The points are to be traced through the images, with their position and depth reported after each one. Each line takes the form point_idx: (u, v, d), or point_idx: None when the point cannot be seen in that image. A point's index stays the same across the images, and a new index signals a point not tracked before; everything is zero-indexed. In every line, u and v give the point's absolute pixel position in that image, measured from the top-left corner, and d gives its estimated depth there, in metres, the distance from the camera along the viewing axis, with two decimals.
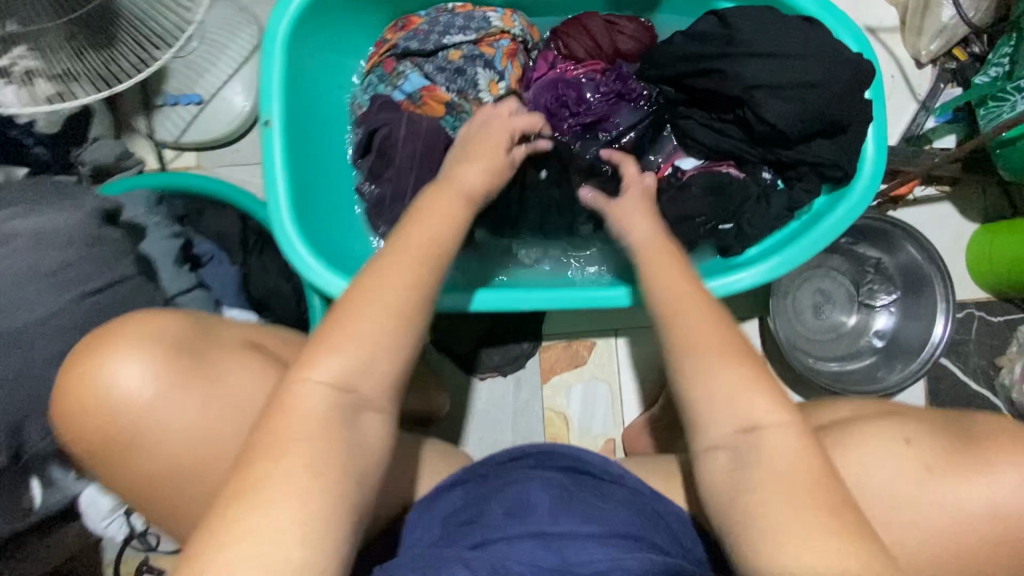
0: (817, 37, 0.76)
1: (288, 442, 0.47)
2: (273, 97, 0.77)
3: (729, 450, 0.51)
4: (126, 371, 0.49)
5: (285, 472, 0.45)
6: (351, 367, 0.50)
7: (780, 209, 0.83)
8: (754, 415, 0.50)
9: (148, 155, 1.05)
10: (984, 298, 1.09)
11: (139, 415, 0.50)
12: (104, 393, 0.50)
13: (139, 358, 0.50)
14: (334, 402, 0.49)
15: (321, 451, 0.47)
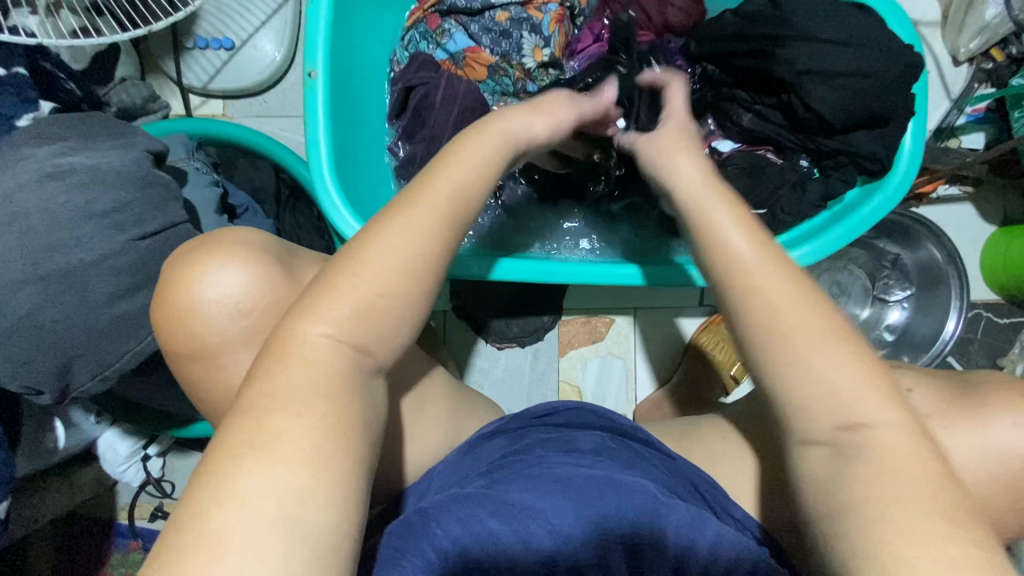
0: (871, 26, 0.76)
1: (305, 399, 0.39)
2: (317, 46, 0.75)
3: (831, 447, 0.40)
4: (220, 279, 0.48)
5: (296, 432, 0.37)
6: (356, 320, 0.41)
7: (814, 198, 0.84)
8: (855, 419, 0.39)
9: (173, 98, 1.03)
10: (993, 300, 1.12)
11: (217, 327, 0.48)
12: (199, 300, 0.48)
13: (229, 266, 0.49)
14: (347, 362, 0.41)
15: (331, 419, 0.39)
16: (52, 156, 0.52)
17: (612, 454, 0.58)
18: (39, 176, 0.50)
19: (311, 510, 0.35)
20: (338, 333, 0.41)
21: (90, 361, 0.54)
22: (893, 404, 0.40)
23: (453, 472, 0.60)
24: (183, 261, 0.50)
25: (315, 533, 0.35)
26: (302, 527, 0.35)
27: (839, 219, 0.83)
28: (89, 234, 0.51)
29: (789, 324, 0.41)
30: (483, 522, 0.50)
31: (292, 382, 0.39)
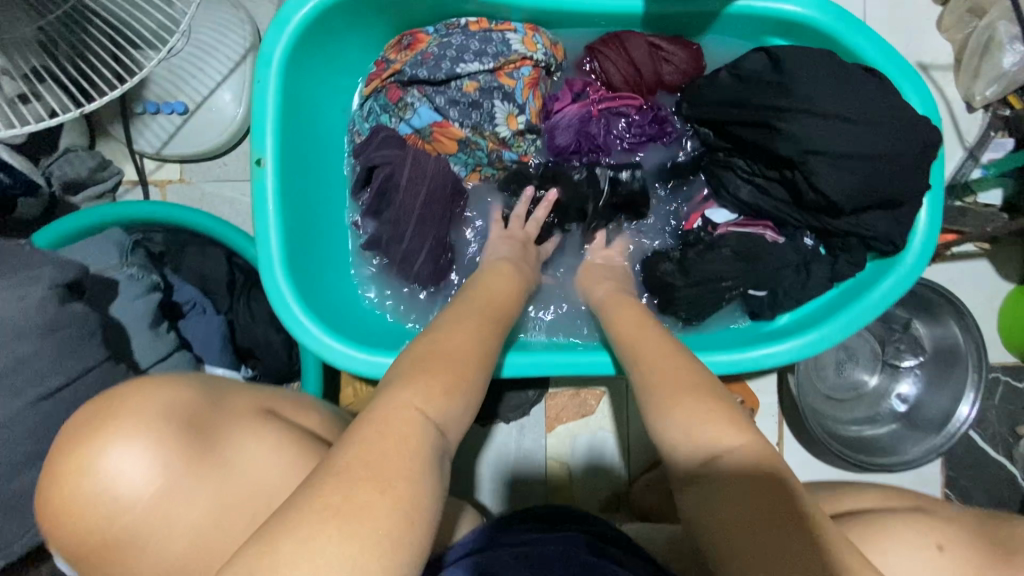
0: (881, 97, 0.68)
1: (376, 469, 0.35)
2: (266, 131, 0.68)
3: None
4: (122, 458, 0.43)
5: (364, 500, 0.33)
6: (434, 397, 0.41)
7: (821, 279, 0.76)
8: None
9: (126, 165, 0.96)
10: (1012, 362, 1.04)
11: (123, 511, 0.43)
12: (103, 480, 0.43)
13: (133, 442, 0.44)
14: (427, 438, 0.39)
15: (406, 490, 0.35)
16: None
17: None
18: None
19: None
20: (425, 409, 0.40)
21: None
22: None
23: None
24: (75, 431, 0.44)
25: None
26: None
27: (849, 299, 0.76)
28: None
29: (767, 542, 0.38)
30: None
31: (375, 453, 0.36)
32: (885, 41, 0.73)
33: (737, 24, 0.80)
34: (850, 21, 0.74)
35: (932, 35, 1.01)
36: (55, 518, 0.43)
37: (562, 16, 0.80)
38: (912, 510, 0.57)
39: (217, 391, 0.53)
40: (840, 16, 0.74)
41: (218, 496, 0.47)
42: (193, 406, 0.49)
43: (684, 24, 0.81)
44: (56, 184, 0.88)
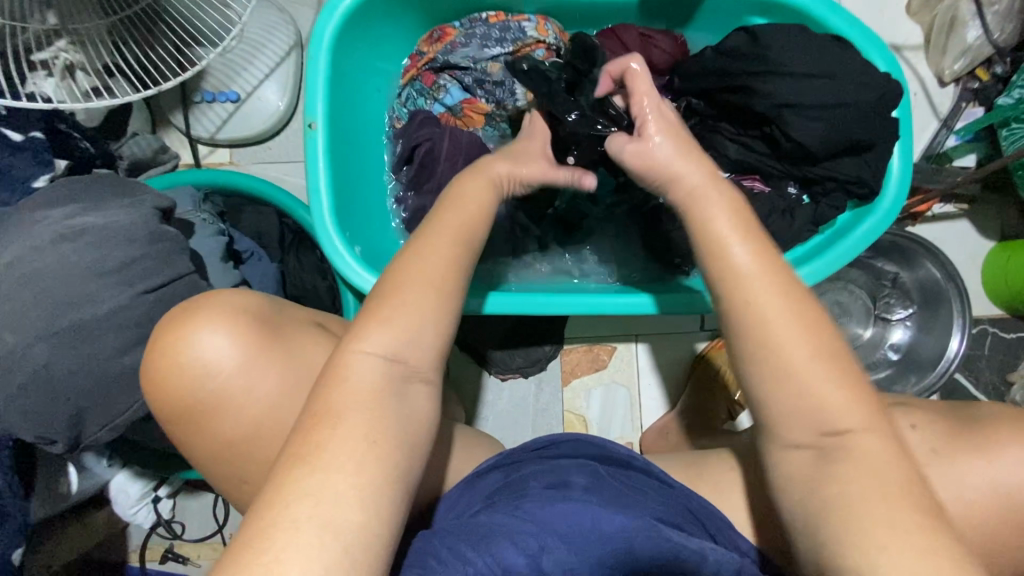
0: (847, 58, 0.78)
1: (343, 410, 0.45)
2: (317, 100, 0.79)
3: (815, 451, 0.45)
4: (210, 334, 0.50)
5: (345, 430, 0.44)
6: (395, 338, 0.48)
7: (804, 223, 0.85)
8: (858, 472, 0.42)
9: (182, 150, 1.08)
10: (999, 315, 1.11)
11: (210, 385, 0.50)
12: (192, 358, 0.50)
13: (220, 322, 0.50)
14: (387, 373, 0.47)
15: (374, 416, 0.45)
16: (65, 218, 0.55)
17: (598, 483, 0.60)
18: (53, 239, 0.53)
19: (344, 513, 0.40)
20: (380, 351, 0.48)
21: (100, 411, 0.56)
22: (882, 451, 0.43)
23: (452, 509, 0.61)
24: (169, 319, 0.52)
25: (352, 530, 0.40)
26: (340, 526, 0.40)
27: (832, 240, 0.85)
28: (98, 290, 0.54)
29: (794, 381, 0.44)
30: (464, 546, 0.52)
31: (344, 402, 0.45)
32: (852, 14, 0.84)
33: (721, 8, 0.92)
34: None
35: (903, 20, 1.12)
36: (156, 390, 0.51)
37: (568, 7, 0.92)
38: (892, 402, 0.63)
39: (281, 303, 0.58)
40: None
41: (286, 382, 0.52)
42: (263, 310, 0.54)
43: (675, 9, 0.92)
44: (125, 165, 0.97)
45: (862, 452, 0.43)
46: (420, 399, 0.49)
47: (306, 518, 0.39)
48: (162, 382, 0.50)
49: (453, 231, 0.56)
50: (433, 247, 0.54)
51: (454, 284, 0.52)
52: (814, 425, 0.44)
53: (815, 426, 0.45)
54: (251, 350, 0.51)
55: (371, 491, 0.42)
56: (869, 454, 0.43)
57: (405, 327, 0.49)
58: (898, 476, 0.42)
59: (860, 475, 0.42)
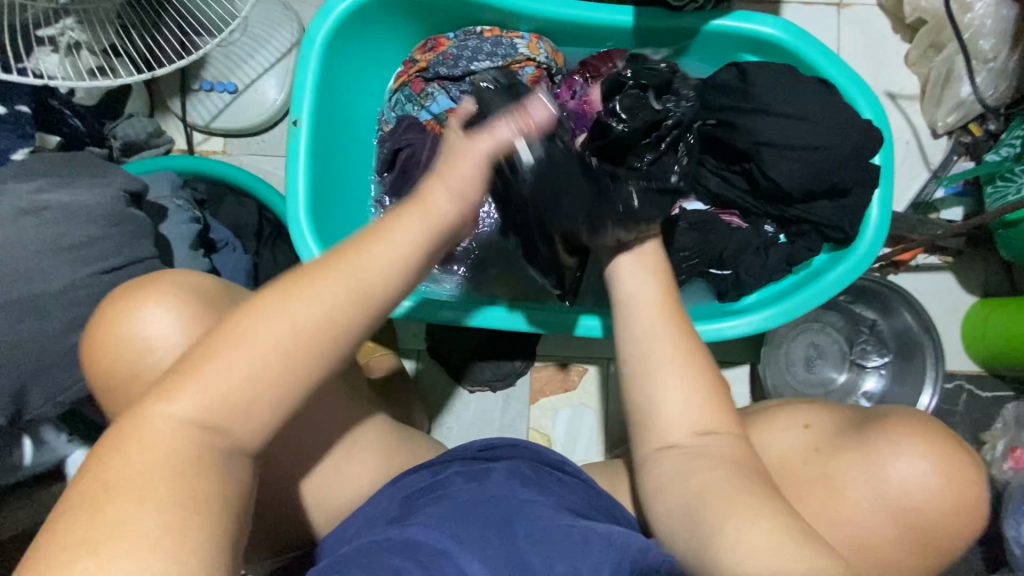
0: (830, 102, 0.79)
1: (182, 437, 0.39)
2: (304, 98, 0.80)
3: (685, 450, 0.52)
4: (147, 317, 0.50)
5: (167, 444, 0.39)
6: (212, 404, 0.40)
7: (778, 262, 0.85)
8: (709, 421, 0.53)
9: (178, 135, 1.10)
10: (976, 372, 1.10)
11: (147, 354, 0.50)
12: (134, 329, 0.50)
13: (160, 304, 0.51)
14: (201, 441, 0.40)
15: (211, 449, 0.40)
16: (31, 192, 0.56)
17: (525, 481, 0.60)
18: (16, 212, 0.54)
19: (187, 539, 0.37)
20: (187, 416, 0.40)
21: (44, 387, 0.56)
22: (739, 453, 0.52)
23: (376, 508, 0.60)
24: (108, 303, 0.53)
25: (190, 550, 0.37)
26: (170, 551, 0.36)
27: (805, 283, 0.84)
28: (56, 266, 0.54)
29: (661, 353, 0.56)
30: (382, 562, 0.49)
31: (170, 428, 0.39)
32: (841, 58, 0.85)
33: (716, 44, 0.93)
34: (809, 43, 0.87)
35: (900, 69, 1.13)
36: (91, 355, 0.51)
37: (563, 30, 0.93)
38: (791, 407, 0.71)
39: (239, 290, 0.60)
40: (800, 34, 0.87)
41: None
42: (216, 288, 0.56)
43: (668, 40, 0.94)
44: (117, 143, 1.00)
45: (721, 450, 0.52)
46: (246, 469, 0.43)
47: (141, 535, 0.36)
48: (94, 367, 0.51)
49: (351, 278, 0.44)
50: (301, 296, 0.43)
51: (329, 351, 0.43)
52: (691, 423, 0.53)
53: (688, 425, 0.53)
54: (186, 334, 0.50)
55: (193, 525, 0.38)
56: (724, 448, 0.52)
57: (242, 380, 0.41)
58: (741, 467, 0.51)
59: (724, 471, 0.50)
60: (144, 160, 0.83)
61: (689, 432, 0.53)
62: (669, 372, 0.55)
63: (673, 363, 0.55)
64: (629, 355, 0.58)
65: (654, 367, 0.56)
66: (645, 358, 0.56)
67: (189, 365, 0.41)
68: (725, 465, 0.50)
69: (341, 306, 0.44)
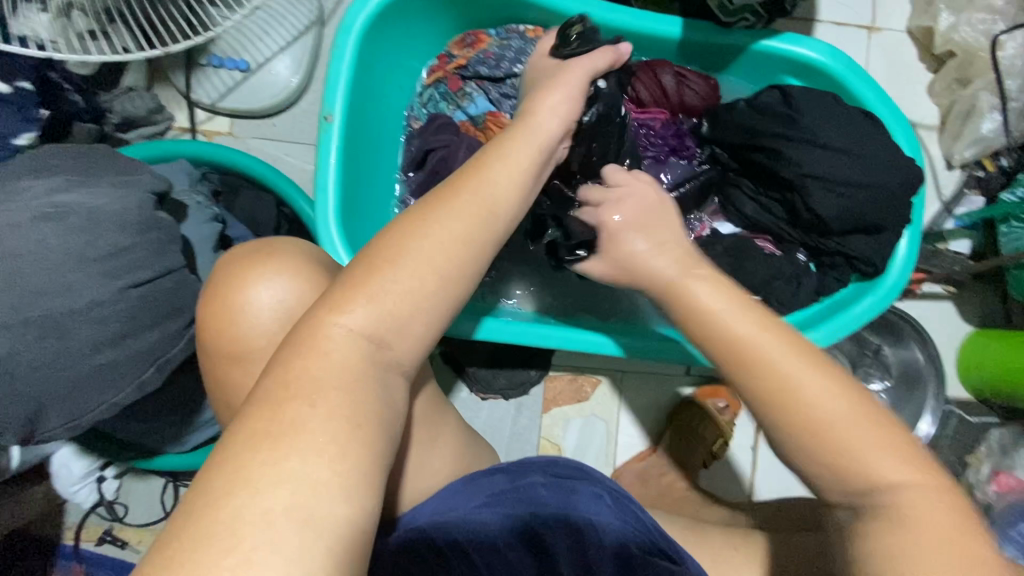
0: (876, 137, 0.79)
1: (311, 427, 0.41)
2: (337, 91, 0.75)
3: (854, 510, 0.45)
4: (266, 285, 0.54)
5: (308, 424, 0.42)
6: (380, 317, 0.48)
7: (808, 292, 0.86)
8: (879, 475, 0.44)
9: (179, 111, 1.01)
10: (966, 398, 1.15)
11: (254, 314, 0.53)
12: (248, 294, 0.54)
13: (275, 275, 0.55)
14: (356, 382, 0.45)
15: (346, 446, 0.42)
16: (49, 193, 0.50)
17: (594, 501, 0.65)
18: (35, 217, 0.48)
19: (328, 515, 0.39)
20: (356, 327, 0.47)
21: (65, 409, 0.51)
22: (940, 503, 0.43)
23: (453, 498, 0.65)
24: (226, 271, 0.56)
25: (337, 533, 0.39)
26: (314, 523, 0.38)
27: (833, 313, 0.84)
28: (81, 281, 0.49)
29: (803, 398, 0.46)
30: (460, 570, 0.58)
31: (307, 395, 0.43)
32: (885, 91, 0.84)
33: (759, 63, 0.91)
34: (855, 72, 0.85)
35: (922, 98, 1.14)
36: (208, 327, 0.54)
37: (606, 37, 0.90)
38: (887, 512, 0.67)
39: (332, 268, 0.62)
40: (843, 60, 0.85)
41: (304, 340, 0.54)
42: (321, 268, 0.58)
43: (711, 55, 0.91)
44: (114, 120, 0.91)
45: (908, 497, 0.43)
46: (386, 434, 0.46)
47: (279, 510, 0.38)
48: (206, 335, 0.54)
49: (463, 229, 0.53)
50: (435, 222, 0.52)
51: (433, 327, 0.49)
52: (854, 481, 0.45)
53: (845, 485, 0.45)
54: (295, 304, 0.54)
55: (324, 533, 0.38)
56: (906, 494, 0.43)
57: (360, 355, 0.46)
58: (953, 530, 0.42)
59: (915, 539, 0.41)
60: (156, 144, 0.78)
61: (867, 485, 0.44)
62: (821, 424, 0.45)
63: (820, 399, 0.46)
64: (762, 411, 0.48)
65: (801, 425, 0.46)
66: (783, 408, 0.47)
67: (351, 281, 0.49)
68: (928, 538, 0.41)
69: (464, 237, 0.53)
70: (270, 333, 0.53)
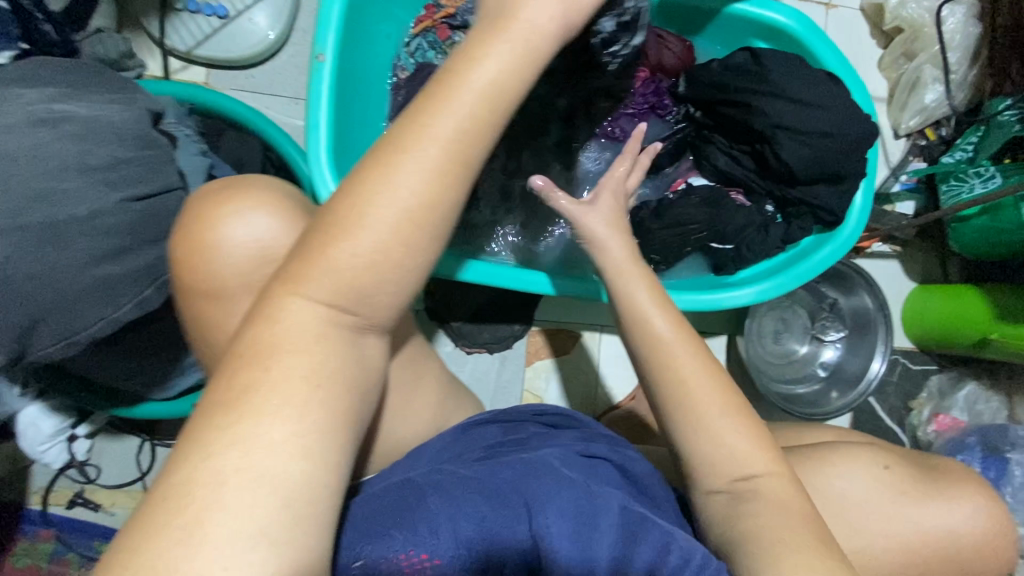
0: (836, 93, 0.85)
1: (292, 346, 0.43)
2: (329, 31, 0.75)
3: (729, 495, 0.53)
4: (244, 222, 0.55)
5: (283, 371, 0.42)
6: (339, 291, 0.45)
7: (775, 240, 0.92)
8: (748, 466, 0.53)
9: (151, 59, 0.98)
10: (909, 348, 1.26)
11: (241, 252, 0.54)
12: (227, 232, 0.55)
13: (249, 208, 0.56)
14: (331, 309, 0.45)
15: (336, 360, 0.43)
16: (43, 101, 0.53)
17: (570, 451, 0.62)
18: (33, 120, 0.51)
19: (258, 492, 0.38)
20: (358, 248, 0.43)
21: (59, 324, 0.53)
22: (789, 489, 0.51)
23: (448, 449, 0.65)
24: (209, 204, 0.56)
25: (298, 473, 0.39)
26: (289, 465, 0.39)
27: (796, 261, 0.91)
28: (83, 188, 0.52)
29: (682, 374, 0.55)
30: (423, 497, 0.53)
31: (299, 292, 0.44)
32: (843, 54, 0.91)
33: (729, 27, 0.97)
34: (817, 32, 0.91)
35: (873, 72, 1.23)
36: (190, 268, 0.55)
37: None
38: (864, 439, 0.67)
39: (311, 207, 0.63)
40: (809, 25, 0.91)
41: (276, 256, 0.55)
42: (267, 190, 0.59)
43: (686, 17, 0.97)
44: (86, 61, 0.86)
45: (768, 498, 0.51)
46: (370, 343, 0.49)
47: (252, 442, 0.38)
48: (188, 269, 0.55)
49: (472, 98, 0.47)
50: (437, 116, 0.46)
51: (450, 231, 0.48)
52: (730, 471, 0.53)
53: (728, 474, 0.53)
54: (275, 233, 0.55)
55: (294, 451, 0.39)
56: (773, 499, 0.51)
57: (370, 237, 0.44)
58: (799, 517, 0.49)
59: (768, 515, 0.50)
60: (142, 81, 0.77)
61: (728, 478, 0.53)
62: (710, 409, 0.54)
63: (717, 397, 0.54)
64: (663, 389, 0.56)
65: (692, 403, 0.54)
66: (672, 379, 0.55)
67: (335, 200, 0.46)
68: (774, 509, 0.50)
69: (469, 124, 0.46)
70: (253, 263, 0.54)
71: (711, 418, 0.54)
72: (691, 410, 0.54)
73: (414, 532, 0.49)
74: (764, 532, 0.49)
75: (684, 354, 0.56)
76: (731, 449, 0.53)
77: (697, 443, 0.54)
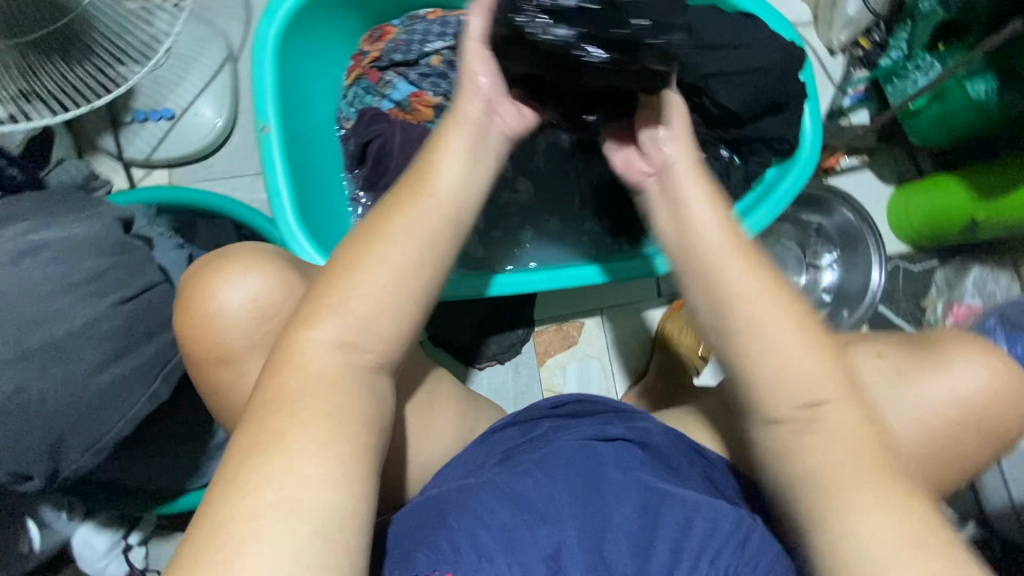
0: (754, 29, 0.88)
1: (294, 394, 0.45)
2: (267, 102, 0.79)
3: (793, 425, 0.47)
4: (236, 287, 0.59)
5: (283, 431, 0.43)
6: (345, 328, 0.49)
7: (739, 181, 0.95)
8: (819, 388, 0.47)
9: (116, 175, 1.03)
10: (906, 250, 1.26)
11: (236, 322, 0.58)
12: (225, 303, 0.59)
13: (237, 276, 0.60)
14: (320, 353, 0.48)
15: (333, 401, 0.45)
16: (22, 233, 0.57)
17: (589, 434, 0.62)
18: (16, 252, 0.55)
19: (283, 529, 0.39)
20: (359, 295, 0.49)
21: (79, 433, 0.57)
22: (861, 417, 0.47)
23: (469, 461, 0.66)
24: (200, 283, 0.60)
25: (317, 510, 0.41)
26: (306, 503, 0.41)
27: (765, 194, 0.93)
28: (73, 302, 0.56)
29: (732, 287, 0.50)
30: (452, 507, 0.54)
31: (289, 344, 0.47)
32: None
33: None
34: None
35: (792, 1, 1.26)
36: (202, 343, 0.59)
37: None
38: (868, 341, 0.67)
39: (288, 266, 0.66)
40: None
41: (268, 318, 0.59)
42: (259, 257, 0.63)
43: None
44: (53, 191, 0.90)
45: (838, 425, 0.46)
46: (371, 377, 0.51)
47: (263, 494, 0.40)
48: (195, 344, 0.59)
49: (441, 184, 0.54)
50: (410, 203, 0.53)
51: (416, 252, 0.51)
52: (801, 396, 0.47)
53: (796, 397, 0.47)
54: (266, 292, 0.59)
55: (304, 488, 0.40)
56: (844, 426, 0.46)
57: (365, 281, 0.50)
58: (870, 448, 0.45)
59: (836, 448, 0.45)
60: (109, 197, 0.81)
61: (797, 404, 0.47)
62: (765, 327, 0.49)
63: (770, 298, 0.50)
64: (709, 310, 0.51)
65: (747, 319, 0.49)
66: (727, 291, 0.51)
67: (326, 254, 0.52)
68: (849, 446, 0.45)
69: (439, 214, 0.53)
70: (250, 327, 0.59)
71: (772, 334, 0.48)
72: (754, 314, 0.49)
73: (438, 551, 0.51)
74: (838, 469, 0.45)
75: (740, 265, 0.51)
76: (793, 365, 0.48)
77: (754, 366, 0.49)
